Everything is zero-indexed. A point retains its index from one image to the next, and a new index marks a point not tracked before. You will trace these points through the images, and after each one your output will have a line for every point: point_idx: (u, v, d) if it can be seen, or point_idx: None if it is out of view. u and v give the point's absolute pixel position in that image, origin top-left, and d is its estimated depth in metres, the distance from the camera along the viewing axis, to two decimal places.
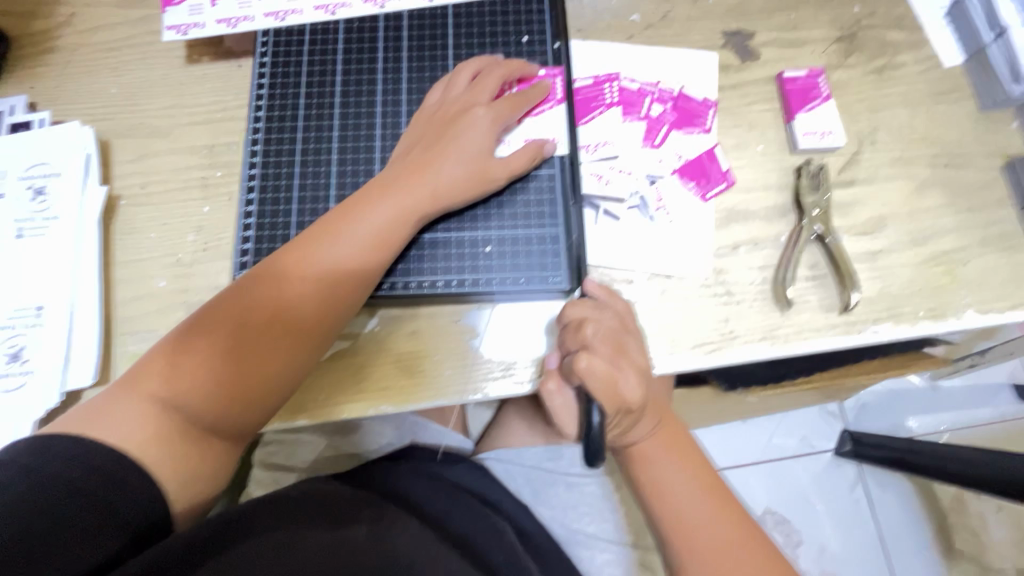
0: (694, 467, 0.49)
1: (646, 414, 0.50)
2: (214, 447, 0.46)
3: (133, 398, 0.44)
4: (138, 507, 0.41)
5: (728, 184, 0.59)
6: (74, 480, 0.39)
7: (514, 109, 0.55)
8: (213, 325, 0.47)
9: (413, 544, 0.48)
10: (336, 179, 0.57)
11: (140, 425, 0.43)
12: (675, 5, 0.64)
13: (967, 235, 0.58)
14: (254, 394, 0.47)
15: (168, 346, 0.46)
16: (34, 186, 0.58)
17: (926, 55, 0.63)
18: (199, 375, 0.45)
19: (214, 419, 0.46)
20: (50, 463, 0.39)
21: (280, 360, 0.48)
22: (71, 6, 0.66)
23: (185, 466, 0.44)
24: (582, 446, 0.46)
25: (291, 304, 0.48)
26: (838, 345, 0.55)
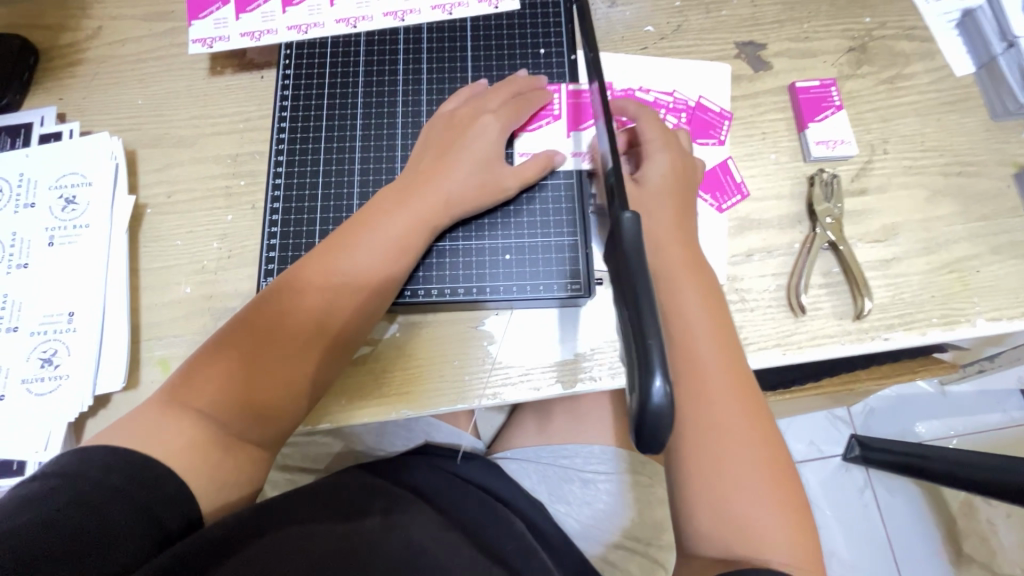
0: (726, 346, 0.48)
1: (686, 284, 0.49)
2: (246, 454, 0.47)
3: (168, 412, 0.45)
4: (173, 511, 0.42)
5: (743, 195, 0.60)
6: (114, 486, 0.40)
7: (517, 115, 0.56)
8: (239, 340, 0.48)
9: (424, 535, 0.51)
10: (359, 189, 0.58)
11: (173, 435, 0.44)
12: (689, 16, 0.66)
13: (979, 243, 0.58)
14: (283, 401, 0.48)
15: (197, 360, 0.48)
16: (65, 196, 0.60)
17: (937, 65, 0.64)
18: (232, 383, 0.46)
19: (247, 428, 0.47)
20: (92, 471, 0.40)
21: (304, 367, 0.48)
22: (98, 19, 0.68)
23: (220, 472, 0.45)
24: (635, 430, 0.29)
25: (315, 315, 0.49)
26: (850, 352, 0.55)
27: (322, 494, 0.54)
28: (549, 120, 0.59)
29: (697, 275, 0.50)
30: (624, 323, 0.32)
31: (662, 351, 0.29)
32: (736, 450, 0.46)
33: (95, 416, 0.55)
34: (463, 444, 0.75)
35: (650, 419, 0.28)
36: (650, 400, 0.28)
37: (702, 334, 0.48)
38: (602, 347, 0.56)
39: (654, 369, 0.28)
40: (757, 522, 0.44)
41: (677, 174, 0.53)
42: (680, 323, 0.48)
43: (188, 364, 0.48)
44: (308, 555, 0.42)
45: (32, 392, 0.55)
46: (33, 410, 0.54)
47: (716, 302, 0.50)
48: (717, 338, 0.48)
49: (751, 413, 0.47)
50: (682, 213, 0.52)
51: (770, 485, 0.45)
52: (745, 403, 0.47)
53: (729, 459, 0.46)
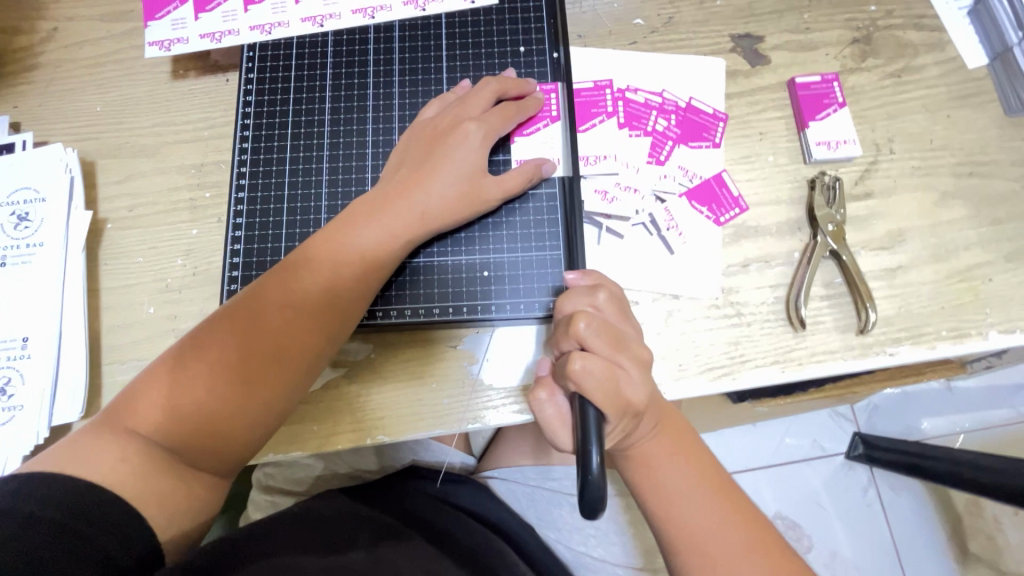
0: (696, 465, 0.46)
1: (647, 414, 0.46)
2: (201, 481, 0.45)
3: (114, 436, 0.42)
4: (125, 543, 0.38)
5: (741, 210, 0.56)
6: (55, 520, 0.36)
7: (504, 120, 0.52)
8: (195, 357, 0.45)
9: (414, 564, 0.48)
10: (327, 202, 0.54)
11: (121, 461, 0.41)
12: (680, 8, 0.61)
13: (991, 249, 0.54)
14: (242, 426, 0.45)
15: (152, 380, 0.44)
16: (19, 212, 0.56)
17: (947, 56, 0.59)
18: (185, 409, 0.43)
19: (202, 455, 0.44)
20: (28, 504, 0.37)
21: (267, 393, 0.45)
22: (53, 20, 0.64)
23: (171, 500, 0.42)
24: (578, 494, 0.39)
25: (274, 335, 0.45)
26: (852, 370, 0.52)
27: (291, 523, 0.51)
28: (546, 122, 0.55)
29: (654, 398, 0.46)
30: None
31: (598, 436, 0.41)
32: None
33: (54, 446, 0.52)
34: (448, 461, 0.73)
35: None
36: (588, 473, 0.39)
37: (669, 465, 0.46)
38: None
39: None
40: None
41: (610, 312, 0.47)
42: (645, 462, 0.46)
43: (143, 381, 0.45)
44: None
45: None
46: None
47: (670, 420, 0.48)
48: (684, 457, 0.46)
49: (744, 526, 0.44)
50: (614, 340, 0.45)
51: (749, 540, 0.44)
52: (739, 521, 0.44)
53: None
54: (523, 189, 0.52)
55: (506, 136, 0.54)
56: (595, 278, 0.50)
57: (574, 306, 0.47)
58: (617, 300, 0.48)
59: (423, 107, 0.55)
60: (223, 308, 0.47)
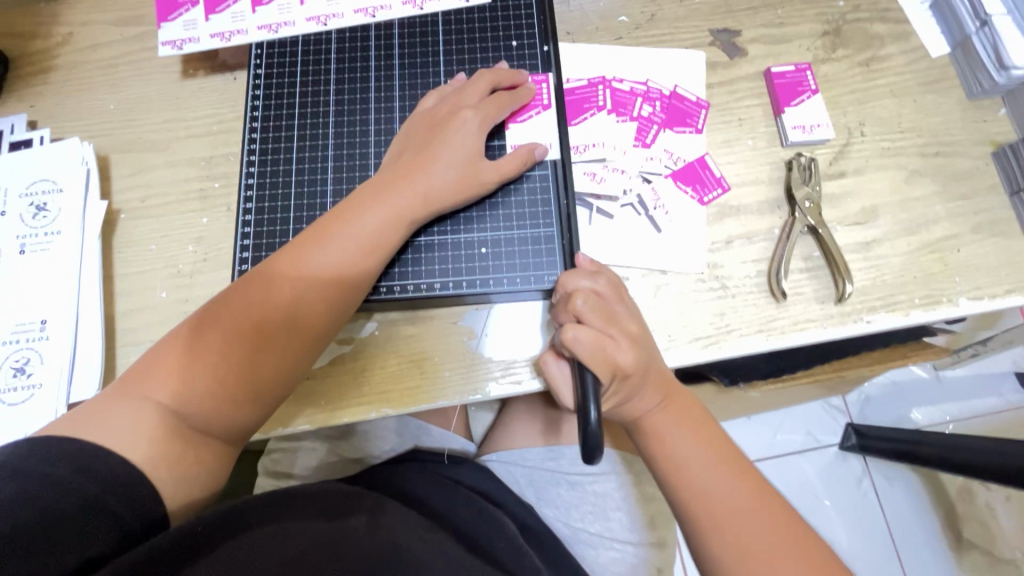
0: (699, 432, 0.49)
1: (648, 385, 0.49)
2: (210, 448, 0.47)
3: (131, 402, 0.45)
4: (132, 505, 0.41)
5: (723, 189, 0.59)
6: (66, 480, 0.39)
7: (499, 108, 0.55)
8: (209, 328, 0.47)
9: (411, 532, 0.49)
10: (332, 188, 0.57)
11: (133, 426, 0.44)
12: (662, 5, 0.65)
13: (958, 223, 0.58)
14: (253, 393, 0.47)
15: (167, 350, 0.47)
16: (36, 203, 0.59)
17: (912, 46, 0.63)
18: (199, 377, 0.46)
19: (214, 421, 0.46)
20: (43, 465, 0.39)
21: (276, 363, 0.48)
22: (68, 25, 0.67)
23: (180, 465, 0.45)
24: (579, 444, 0.43)
25: (285, 309, 0.48)
26: (832, 336, 0.55)
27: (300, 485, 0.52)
28: (538, 110, 0.58)
29: (655, 369, 0.49)
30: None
31: (596, 395, 0.45)
32: (757, 544, 0.44)
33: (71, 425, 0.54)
34: (450, 448, 0.75)
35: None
36: (587, 427, 0.43)
37: (677, 433, 0.49)
38: None
39: None
40: (755, 545, 0.44)
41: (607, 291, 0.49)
42: (649, 429, 0.49)
43: (158, 352, 0.47)
44: (284, 554, 0.41)
45: (5, 402, 0.54)
46: (6, 421, 0.53)
47: (674, 390, 0.50)
48: (688, 424, 0.49)
49: (746, 484, 0.47)
50: (607, 314, 0.48)
51: (757, 505, 0.46)
52: (742, 480, 0.47)
53: (751, 549, 0.44)
54: (518, 172, 0.55)
55: (501, 123, 0.57)
56: (597, 264, 0.53)
57: (574, 283, 0.50)
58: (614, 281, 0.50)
59: (422, 97, 0.59)
60: (236, 284, 0.50)
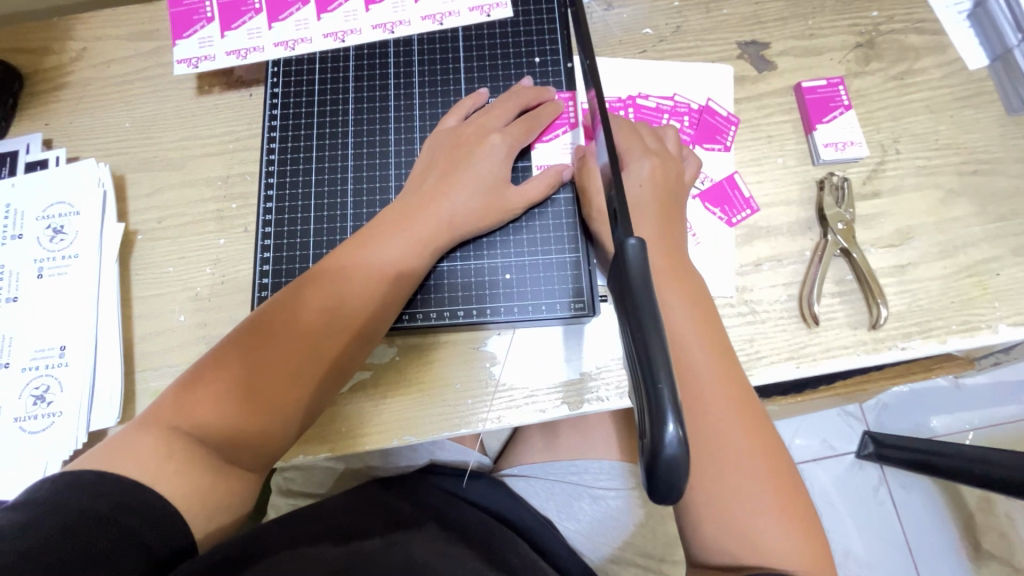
0: (728, 371, 0.46)
1: (695, 344, 0.46)
2: (238, 478, 0.46)
3: (158, 433, 0.44)
4: (166, 538, 0.40)
5: (753, 211, 0.58)
6: (104, 515, 0.38)
7: (527, 132, 0.54)
8: (235, 360, 0.46)
9: (428, 549, 0.49)
10: (352, 211, 0.56)
11: (163, 459, 0.43)
12: (688, 17, 0.63)
13: (998, 245, 0.56)
14: (279, 423, 0.47)
15: (192, 380, 0.46)
16: (53, 225, 0.58)
17: (949, 59, 0.61)
18: (225, 408, 0.45)
19: (241, 452, 0.46)
20: (79, 497, 0.38)
21: (301, 394, 0.47)
22: (82, 40, 0.67)
23: (211, 497, 0.44)
24: (644, 474, 0.27)
25: (311, 340, 0.47)
26: (866, 364, 0.53)
27: (313, 516, 0.52)
28: (564, 128, 0.57)
29: (701, 326, 0.47)
30: (634, 368, 0.29)
31: (675, 395, 0.27)
32: (766, 534, 0.42)
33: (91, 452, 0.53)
34: (471, 461, 0.72)
35: (664, 469, 0.26)
36: (663, 450, 0.26)
37: (716, 403, 0.44)
38: (608, 365, 0.55)
39: (665, 414, 0.27)
40: (767, 540, 0.42)
41: (655, 171, 0.51)
42: (674, 338, 0.46)
43: (182, 383, 0.46)
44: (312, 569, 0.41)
45: (26, 429, 0.53)
46: (25, 448, 0.52)
47: (712, 319, 0.48)
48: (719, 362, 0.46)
49: (755, 432, 0.44)
50: (683, 279, 0.49)
51: (779, 494, 0.43)
52: (751, 431, 0.44)
53: (729, 481, 0.43)
54: (544, 196, 0.54)
55: (526, 146, 0.56)
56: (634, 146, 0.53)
57: (634, 165, 0.51)
58: (666, 154, 0.53)
59: (442, 117, 0.58)
60: (260, 313, 0.49)
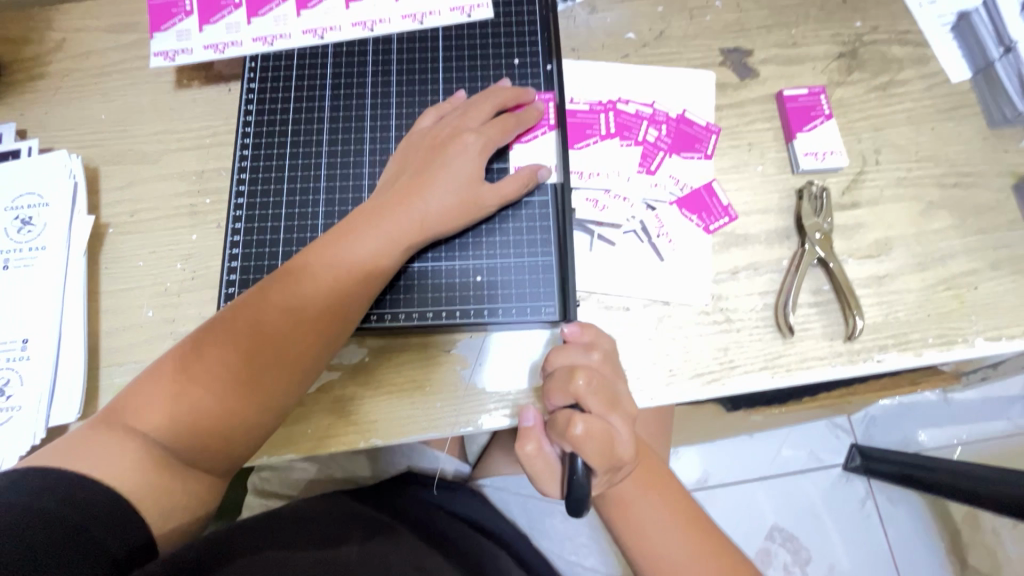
0: (669, 497, 0.49)
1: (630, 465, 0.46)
2: (199, 479, 0.45)
3: (116, 432, 0.43)
4: (119, 535, 0.39)
5: (731, 218, 0.57)
6: (50, 510, 0.37)
7: (504, 132, 0.54)
8: (196, 358, 0.46)
9: (405, 560, 0.48)
10: (324, 209, 0.56)
11: (120, 456, 0.42)
12: (671, 23, 0.63)
13: (976, 258, 0.55)
14: (241, 421, 0.46)
15: (154, 377, 0.46)
16: (22, 216, 0.57)
17: (932, 71, 0.61)
18: (183, 405, 0.44)
19: (199, 449, 0.45)
20: (24, 492, 0.37)
21: (265, 392, 0.47)
22: (61, 32, 0.66)
23: (168, 497, 0.43)
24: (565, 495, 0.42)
25: (275, 336, 0.47)
26: (841, 375, 0.53)
27: (287, 521, 0.51)
28: (543, 130, 0.56)
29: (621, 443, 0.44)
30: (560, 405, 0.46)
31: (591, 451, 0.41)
32: None
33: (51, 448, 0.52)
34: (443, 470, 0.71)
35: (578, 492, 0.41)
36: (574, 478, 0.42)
37: (645, 500, 0.48)
38: None
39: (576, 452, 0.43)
40: None
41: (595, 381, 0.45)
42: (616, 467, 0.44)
43: (144, 380, 0.46)
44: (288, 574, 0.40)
45: None
46: None
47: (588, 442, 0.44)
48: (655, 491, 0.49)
49: (710, 547, 0.48)
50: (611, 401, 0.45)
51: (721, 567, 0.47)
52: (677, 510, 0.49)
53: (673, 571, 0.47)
54: (519, 195, 0.53)
55: (504, 146, 0.56)
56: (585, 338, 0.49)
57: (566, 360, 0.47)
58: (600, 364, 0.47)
59: (420, 116, 0.57)
60: (227, 310, 0.49)
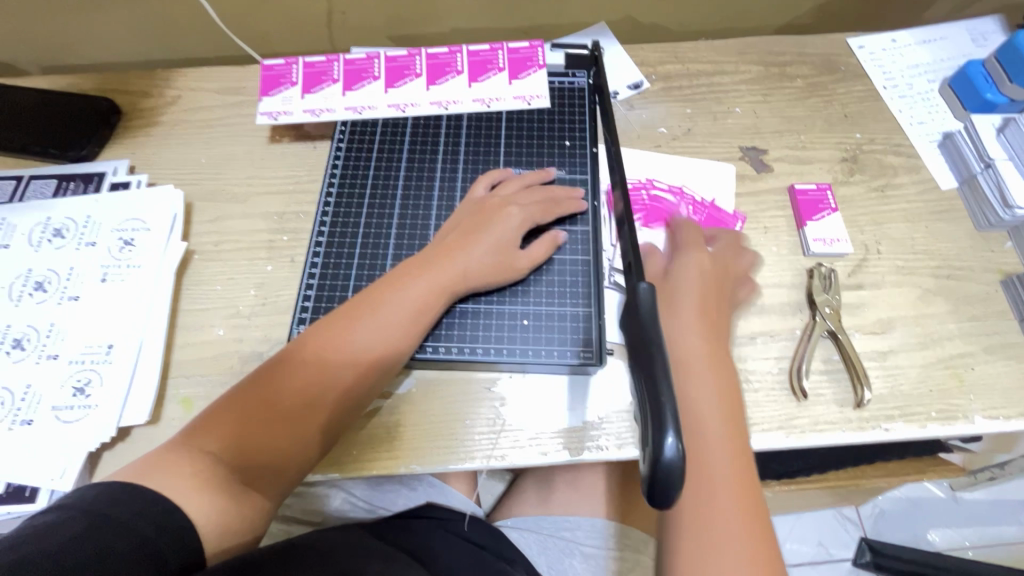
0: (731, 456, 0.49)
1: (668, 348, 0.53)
2: (253, 500, 0.49)
3: (189, 453, 0.48)
4: (178, 548, 0.42)
5: (749, 289, 0.64)
6: (123, 521, 0.40)
7: (542, 211, 0.62)
8: (260, 396, 0.51)
9: None
10: (393, 252, 0.63)
11: (189, 476, 0.46)
12: (697, 122, 0.74)
13: (971, 342, 0.61)
14: (294, 453, 0.51)
15: (224, 409, 0.51)
16: (124, 237, 0.65)
17: (923, 178, 0.70)
18: (245, 437, 0.49)
19: (253, 477, 0.49)
20: (105, 505, 0.41)
21: (315, 427, 0.52)
22: (178, 89, 0.78)
23: (226, 517, 0.46)
24: (647, 482, 0.32)
25: (331, 377, 0.53)
26: (852, 441, 0.57)
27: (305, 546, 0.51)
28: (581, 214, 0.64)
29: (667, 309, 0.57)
30: (633, 365, 0.36)
31: (674, 412, 0.32)
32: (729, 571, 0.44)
33: (112, 449, 0.55)
34: (466, 507, 0.73)
35: (662, 472, 0.31)
36: (659, 462, 0.31)
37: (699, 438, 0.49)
38: (611, 417, 0.58)
39: (666, 427, 0.32)
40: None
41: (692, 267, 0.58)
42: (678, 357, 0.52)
43: (216, 410, 0.51)
44: None
45: (60, 419, 0.56)
46: (53, 437, 0.55)
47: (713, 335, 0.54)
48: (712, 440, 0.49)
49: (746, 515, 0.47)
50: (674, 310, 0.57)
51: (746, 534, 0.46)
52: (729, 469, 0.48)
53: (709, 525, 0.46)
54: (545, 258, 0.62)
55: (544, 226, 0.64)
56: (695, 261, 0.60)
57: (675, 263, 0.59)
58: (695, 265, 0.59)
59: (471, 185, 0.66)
60: (290, 352, 0.54)
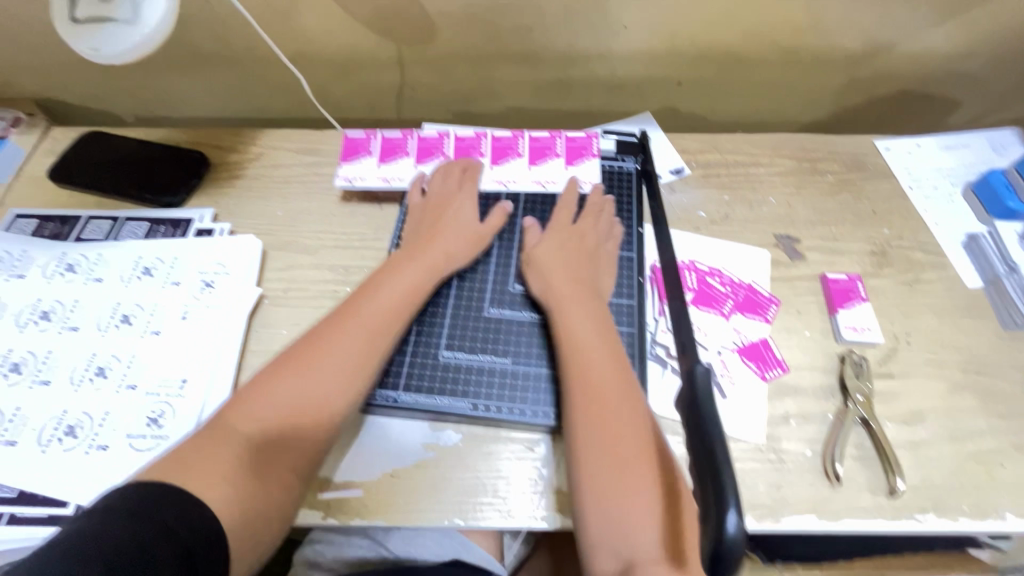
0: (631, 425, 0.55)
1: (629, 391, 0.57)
2: (271, 494, 0.51)
3: (223, 453, 0.51)
4: (206, 549, 0.45)
5: (784, 370, 0.67)
6: (163, 525, 0.44)
7: (473, 183, 0.75)
8: (271, 377, 0.56)
9: None
10: (450, 311, 0.68)
11: (220, 477, 0.49)
12: (734, 209, 0.80)
13: (1001, 439, 0.63)
14: (321, 415, 0.55)
15: (244, 398, 0.55)
16: (206, 280, 0.71)
17: (949, 275, 0.75)
18: (266, 413, 0.54)
19: (282, 449, 0.53)
20: (150, 509, 0.44)
21: (332, 387, 0.56)
22: (262, 147, 0.86)
23: (249, 519, 0.49)
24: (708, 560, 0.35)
25: (336, 345, 0.58)
26: (885, 530, 0.58)
27: None
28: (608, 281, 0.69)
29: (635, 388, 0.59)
30: (691, 444, 0.40)
31: (736, 493, 0.36)
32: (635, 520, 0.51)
33: None
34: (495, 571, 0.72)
35: (725, 550, 0.34)
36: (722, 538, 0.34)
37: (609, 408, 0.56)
38: None
39: (729, 506, 0.35)
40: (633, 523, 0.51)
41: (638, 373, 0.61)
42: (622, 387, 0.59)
43: (238, 404, 0.54)
44: None
45: (133, 447, 0.59)
46: (124, 464, 0.58)
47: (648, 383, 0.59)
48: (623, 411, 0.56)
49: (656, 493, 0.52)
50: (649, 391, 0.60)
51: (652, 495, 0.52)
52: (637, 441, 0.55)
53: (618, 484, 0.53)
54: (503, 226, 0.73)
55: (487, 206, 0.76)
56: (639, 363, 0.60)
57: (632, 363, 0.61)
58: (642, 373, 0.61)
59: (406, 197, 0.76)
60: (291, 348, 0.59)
